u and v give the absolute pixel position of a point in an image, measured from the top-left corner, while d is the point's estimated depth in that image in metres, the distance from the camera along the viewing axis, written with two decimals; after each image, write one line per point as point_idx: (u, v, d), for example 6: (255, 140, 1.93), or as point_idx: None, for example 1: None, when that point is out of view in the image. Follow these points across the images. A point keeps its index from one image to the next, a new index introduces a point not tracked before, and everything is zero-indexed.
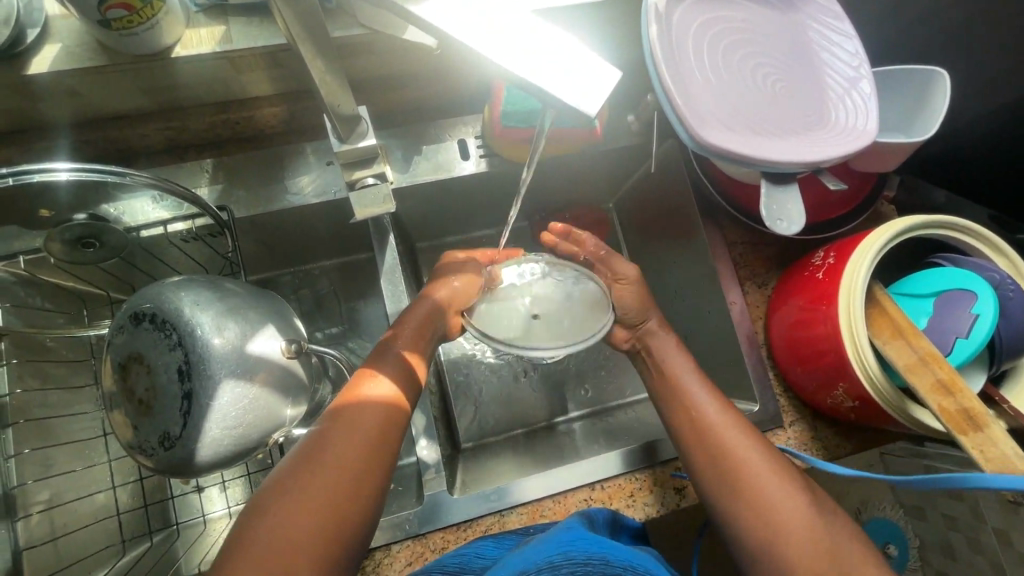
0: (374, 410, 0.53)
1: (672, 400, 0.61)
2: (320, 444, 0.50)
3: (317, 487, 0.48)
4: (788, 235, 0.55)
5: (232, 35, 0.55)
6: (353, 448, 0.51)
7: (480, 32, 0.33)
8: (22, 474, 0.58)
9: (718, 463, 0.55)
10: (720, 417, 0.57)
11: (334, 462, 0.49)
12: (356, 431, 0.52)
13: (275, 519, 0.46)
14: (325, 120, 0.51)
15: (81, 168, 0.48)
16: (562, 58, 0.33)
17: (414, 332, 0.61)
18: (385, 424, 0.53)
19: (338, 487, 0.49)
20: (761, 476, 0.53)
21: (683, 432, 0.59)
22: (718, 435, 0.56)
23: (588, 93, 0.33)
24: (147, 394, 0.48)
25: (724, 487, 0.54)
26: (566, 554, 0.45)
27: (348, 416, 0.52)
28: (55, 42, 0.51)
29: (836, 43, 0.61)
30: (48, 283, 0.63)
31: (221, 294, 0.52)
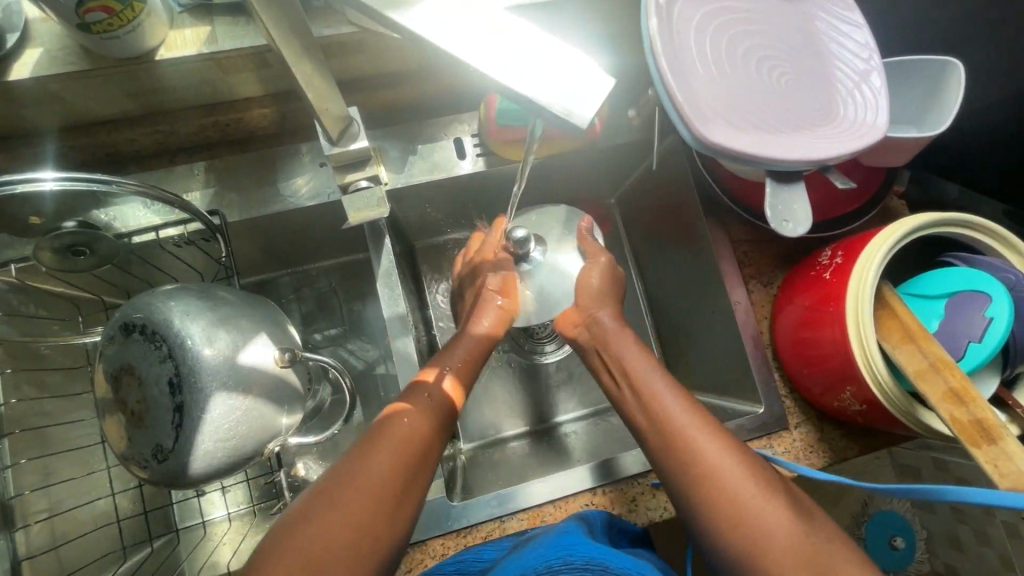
0: (401, 429, 0.52)
1: (643, 406, 0.56)
2: (341, 473, 0.48)
3: (343, 504, 0.46)
4: (794, 236, 0.53)
5: (217, 36, 0.53)
6: (373, 477, 0.48)
7: (473, 34, 0.31)
8: (20, 484, 0.58)
9: (681, 463, 0.52)
10: (684, 416, 0.54)
11: (376, 466, 0.48)
12: (375, 460, 0.49)
13: (290, 541, 0.44)
14: (315, 121, 0.50)
15: (68, 179, 0.46)
16: (556, 63, 0.32)
17: (457, 363, 0.62)
18: (412, 447, 0.51)
19: (358, 511, 0.46)
20: (730, 475, 0.50)
21: (649, 431, 0.55)
22: (690, 445, 0.52)
23: (582, 102, 0.32)
24: (139, 406, 0.48)
25: (690, 489, 0.51)
26: (565, 559, 0.44)
27: (396, 426, 0.52)
28: (36, 46, 0.50)
29: (844, 34, 0.59)
30: (42, 291, 0.62)
31: (213, 303, 0.51)
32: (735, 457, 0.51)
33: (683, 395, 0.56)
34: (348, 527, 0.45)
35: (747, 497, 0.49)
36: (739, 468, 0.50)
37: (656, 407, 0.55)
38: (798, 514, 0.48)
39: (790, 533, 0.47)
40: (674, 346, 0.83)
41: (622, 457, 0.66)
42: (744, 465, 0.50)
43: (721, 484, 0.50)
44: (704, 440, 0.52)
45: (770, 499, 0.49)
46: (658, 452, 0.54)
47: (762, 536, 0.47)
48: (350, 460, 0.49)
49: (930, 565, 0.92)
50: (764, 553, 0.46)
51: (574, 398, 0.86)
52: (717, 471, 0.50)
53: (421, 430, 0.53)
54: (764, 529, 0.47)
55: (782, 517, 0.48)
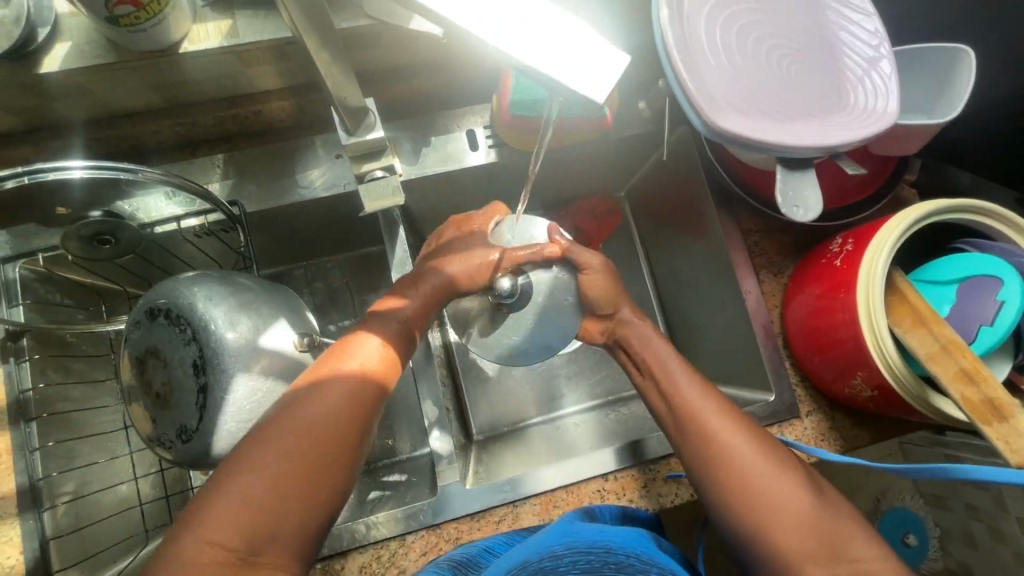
0: (345, 380, 0.51)
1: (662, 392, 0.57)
2: (277, 422, 0.48)
3: (279, 454, 0.47)
4: (804, 222, 0.54)
5: (238, 30, 0.54)
6: (310, 430, 0.48)
7: (496, 12, 0.31)
8: (48, 466, 0.59)
9: (699, 453, 0.52)
10: (703, 402, 0.54)
11: (315, 415, 0.49)
12: (314, 410, 0.49)
13: (228, 493, 0.45)
14: (333, 112, 0.51)
15: (94, 167, 0.48)
16: (572, 42, 0.33)
17: (420, 302, 0.60)
18: (355, 397, 0.51)
19: (295, 462, 0.47)
20: (748, 466, 0.51)
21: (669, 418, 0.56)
22: (704, 427, 0.53)
23: (597, 83, 0.33)
24: (164, 388, 0.49)
25: (707, 476, 0.52)
26: (569, 543, 0.47)
27: (335, 377, 0.51)
28: (66, 40, 0.51)
29: (855, 22, 0.59)
30: (68, 280, 0.64)
31: (235, 288, 0.52)
32: (753, 446, 0.52)
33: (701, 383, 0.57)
34: (291, 465, 0.47)
35: (765, 485, 0.50)
36: (757, 455, 0.51)
37: (674, 392, 0.56)
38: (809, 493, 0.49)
39: (807, 514, 0.48)
40: (683, 337, 0.84)
41: (634, 443, 0.66)
42: (765, 455, 0.51)
43: (742, 475, 0.50)
44: (727, 431, 0.52)
45: (789, 486, 0.50)
46: (678, 438, 0.55)
47: (777, 523, 0.49)
48: (286, 406, 0.49)
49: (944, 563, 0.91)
50: (775, 535, 0.48)
51: (584, 389, 0.86)
52: (738, 463, 0.51)
53: (363, 380, 0.52)
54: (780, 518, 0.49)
55: (804, 509, 0.49)
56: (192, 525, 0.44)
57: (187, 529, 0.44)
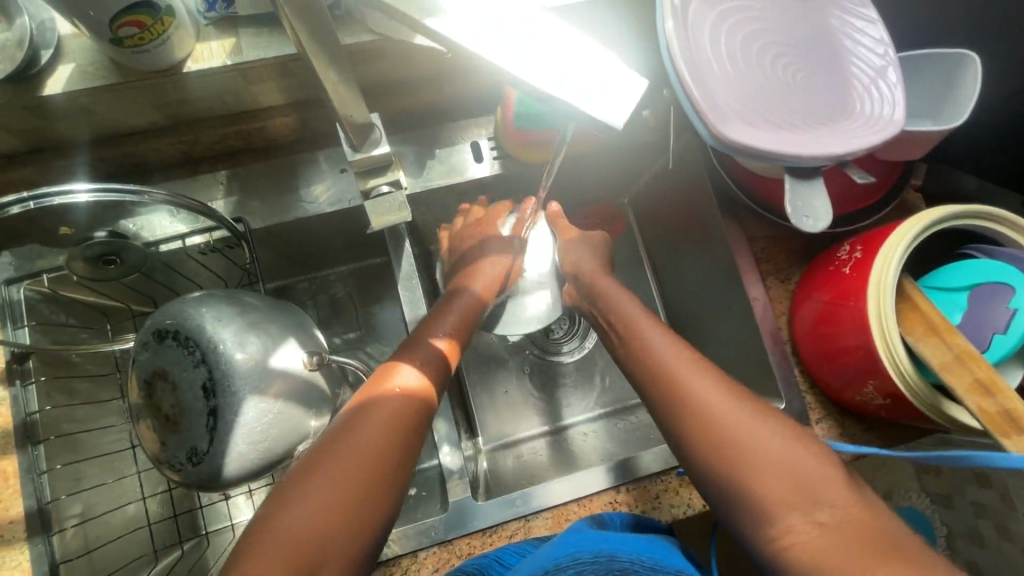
0: (392, 402, 0.52)
1: (674, 397, 0.53)
2: (333, 443, 0.48)
3: (333, 475, 0.47)
4: (814, 232, 0.53)
5: (242, 47, 0.54)
6: (367, 450, 0.48)
7: (486, 30, 0.31)
8: (56, 489, 0.59)
9: (712, 448, 0.50)
10: (721, 404, 0.51)
11: (367, 436, 0.49)
12: (369, 431, 0.49)
13: (285, 515, 0.44)
14: (338, 128, 0.51)
15: (99, 190, 0.48)
16: (575, 57, 0.32)
17: (451, 321, 0.62)
18: (405, 419, 0.51)
19: (349, 483, 0.47)
20: (722, 416, 0.51)
21: (643, 381, 0.57)
22: (728, 429, 0.50)
23: (602, 84, 0.32)
24: (173, 411, 0.48)
25: (682, 432, 0.52)
26: (573, 554, 0.46)
27: (383, 401, 0.52)
28: (69, 60, 0.51)
29: (860, 30, 0.59)
30: (72, 300, 0.64)
31: (241, 308, 0.52)
32: (728, 400, 0.52)
33: (674, 342, 0.57)
34: (344, 486, 0.46)
35: (741, 435, 0.49)
36: (733, 404, 0.51)
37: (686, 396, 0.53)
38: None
39: None
40: (690, 344, 0.83)
41: (643, 454, 0.66)
42: (743, 407, 0.51)
43: (717, 425, 0.50)
44: (701, 386, 0.53)
45: (763, 433, 0.49)
46: (654, 397, 0.55)
47: (763, 475, 0.48)
48: (344, 426, 0.50)
49: None
50: (756, 485, 0.48)
51: (590, 398, 0.86)
52: (712, 414, 0.51)
53: (411, 403, 0.53)
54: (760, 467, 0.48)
55: (786, 459, 0.48)
56: (251, 548, 0.43)
57: (245, 550, 0.43)
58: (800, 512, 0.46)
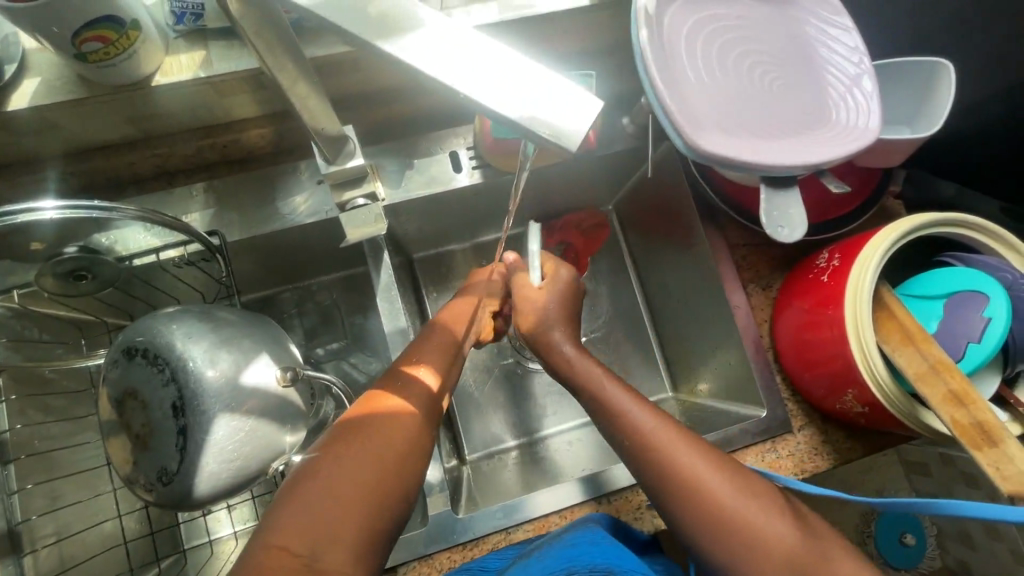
0: (391, 416, 0.52)
1: (637, 445, 0.54)
2: (340, 447, 0.48)
3: (335, 481, 0.46)
4: (790, 242, 0.53)
5: (212, 59, 0.54)
6: (369, 457, 0.48)
7: (472, 35, 0.32)
8: (27, 509, 0.59)
9: (682, 495, 0.50)
10: (683, 454, 0.52)
11: (368, 445, 0.49)
12: (377, 440, 0.49)
13: (288, 521, 0.44)
14: (311, 143, 0.50)
15: (67, 207, 0.47)
16: (526, 70, 0.31)
17: (433, 353, 0.60)
18: (408, 431, 0.51)
19: (351, 489, 0.46)
20: (723, 500, 0.49)
21: (632, 459, 0.55)
22: (693, 477, 0.50)
23: (551, 94, 0.31)
24: (144, 430, 0.48)
25: (669, 494, 0.51)
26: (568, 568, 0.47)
27: (378, 418, 0.51)
28: (34, 75, 0.50)
29: (834, 38, 0.59)
30: (45, 316, 0.63)
31: (214, 325, 0.51)
32: (727, 480, 0.50)
33: (662, 419, 0.55)
34: (347, 491, 0.46)
35: (743, 516, 0.48)
36: (733, 485, 0.50)
37: (647, 442, 0.53)
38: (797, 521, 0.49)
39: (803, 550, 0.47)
40: (674, 351, 0.83)
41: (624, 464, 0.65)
42: (743, 487, 0.50)
43: (719, 510, 0.49)
44: (660, 434, 0.54)
45: (766, 514, 0.48)
46: (646, 477, 0.53)
47: (747, 532, 0.48)
48: (344, 435, 0.50)
49: (942, 560, 0.99)
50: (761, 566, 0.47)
51: (576, 406, 0.86)
52: (711, 496, 0.49)
53: (410, 419, 0.53)
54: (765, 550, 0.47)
55: (768, 517, 0.48)
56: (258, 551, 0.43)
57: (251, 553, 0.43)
58: (768, 551, 0.47)
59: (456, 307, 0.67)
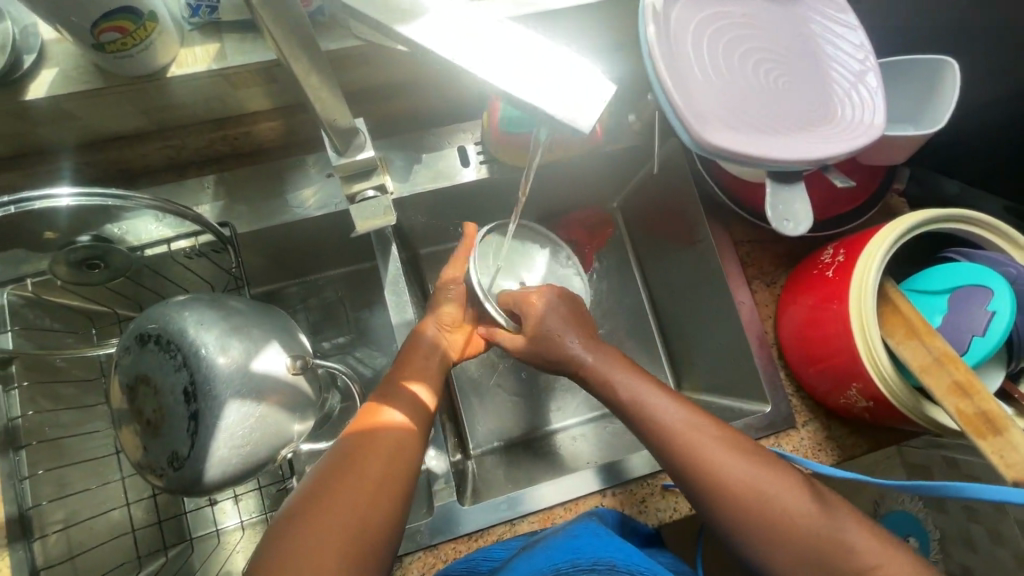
0: (383, 435, 0.53)
1: (657, 432, 0.55)
2: (322, 487, 0.48)
3: (330, 507, 0.47)
4: (795, 235, 0.54)
5: (226, 52, 0.54)
6: (363, 481, 0.49)
7: (483, 25, 0.32)
8: (38, 495, 0.59)
9: (708, 481, 0.52)
10: (708, 441, 0.53)
11: (362, 469, 0.50)
12: (360, 471, 0.50)
13: (286, 549, 0.45)
14: (322, 134, 0.51)
15: (83, 194, 0.48)
16: (541, 54, 0.33)
17: (420, 366, 0.61)
18: (401, 451, 0.52)
19: (346, 515, 0.47)
20: (758, 491, 0.50)
21: (657, 451, 0.55)
22: (717, 462, 0.52)
23: (566, 77, 0.32)
24: (155, 415, 0.48)
25: (694, 482, 0.52)
26: (573, 562, 0.47)
27: (370, 438, 0.52)
28: (53, 66, 0.51)
29: (840, 36, 0.60)
30: (58, 305, 0.64)
31: (226, 312, 0.52)
32: (763, 469, 0.51)
33: (691, 413, 0.56)
34: (342, 521, 0.47)
35: (777, 508, 0.50)
36: (767, 476, 0.51)
37: (669, 431, 0.55)
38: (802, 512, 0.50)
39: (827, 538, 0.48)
40: (678, 347, 0.84)
41: (629, 458, 0.66)
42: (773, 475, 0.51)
43: (753, 502, 0.50)
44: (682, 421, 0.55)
45: (800, 504, 0.49)
46: (672, 467, 0.54)
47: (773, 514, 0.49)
48: (340, 459, 0.51)
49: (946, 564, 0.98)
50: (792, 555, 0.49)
51: (580, 403, 0.86)
52: (745, 487, 0.51)
53: (404, 436, 0.53)
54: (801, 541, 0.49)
55: (796, 500, 0.50)
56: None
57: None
58: (795, 532, 0.49)
59: (431, 331, 0.65)
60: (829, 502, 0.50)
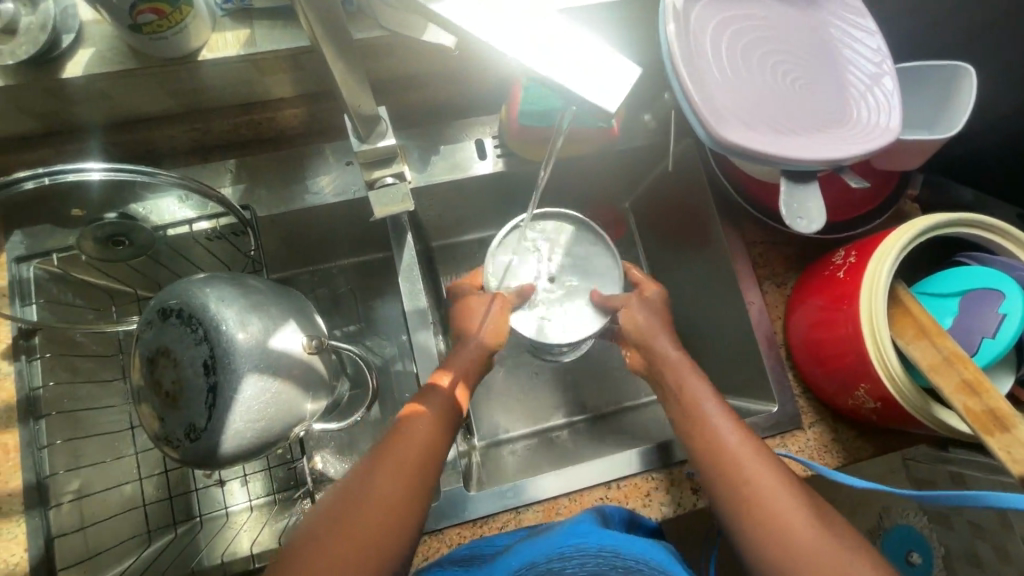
0: (416, 425, 0.55)
1: (694, 426, 0.58)
2: (363, 476, 0.51)
3: (369, 493, 0.50)
4: (808, 233, 0.54)
5: (255, 39, 0.56)
6: (398, 468, 0.52)
7: (513, 7, 0.34)
8: (54, 464, 0.60)
9: (728, 483, 0.53)
10: (736, 441, 0.55)
11: (397, 457, 0.52)
12: (392, 470, 0.51)
13: (328, 532, 0.47)
14: (346, 119, 0.52)
15: (112, 169, 0.49)
16: (569, 39, 0.34)
17: (464, 365, 0.63)
18: (431, 440, 0.55)
19: (382, 500, 0.50)
20: (782, 510, 0.51)
21: (693, 447, 0.57)
22: (739, 463, 0.54)
23: (593, 63, 0.34)
24: (174, 387, 0.49)
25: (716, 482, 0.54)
26: (578, 546, 0.48)
27: (406, 429, 0.55)
28: (89, 46, 0.53)
29: (857, 39, 0.60)
30: (80, 280, 0.65)
31: (244, 291, 0.53)
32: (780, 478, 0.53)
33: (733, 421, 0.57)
34: (379, 506, 0.49)
35: (780, 517, 0.50)
36: (775, 485, 0.52)
37: (706, 428, 0.57)
38: (803, 514, 0.50)
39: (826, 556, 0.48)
40: (686, 347, 0.84)
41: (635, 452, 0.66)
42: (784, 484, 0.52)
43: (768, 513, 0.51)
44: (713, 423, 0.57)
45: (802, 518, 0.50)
46: (702, 466, 0.56)
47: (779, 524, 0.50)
48: (379, 449, 0.53)
49: None
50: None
51: (586, 399, 0.87)
52: (772, 507, 0.51)
53: (435, 427, 0.56)
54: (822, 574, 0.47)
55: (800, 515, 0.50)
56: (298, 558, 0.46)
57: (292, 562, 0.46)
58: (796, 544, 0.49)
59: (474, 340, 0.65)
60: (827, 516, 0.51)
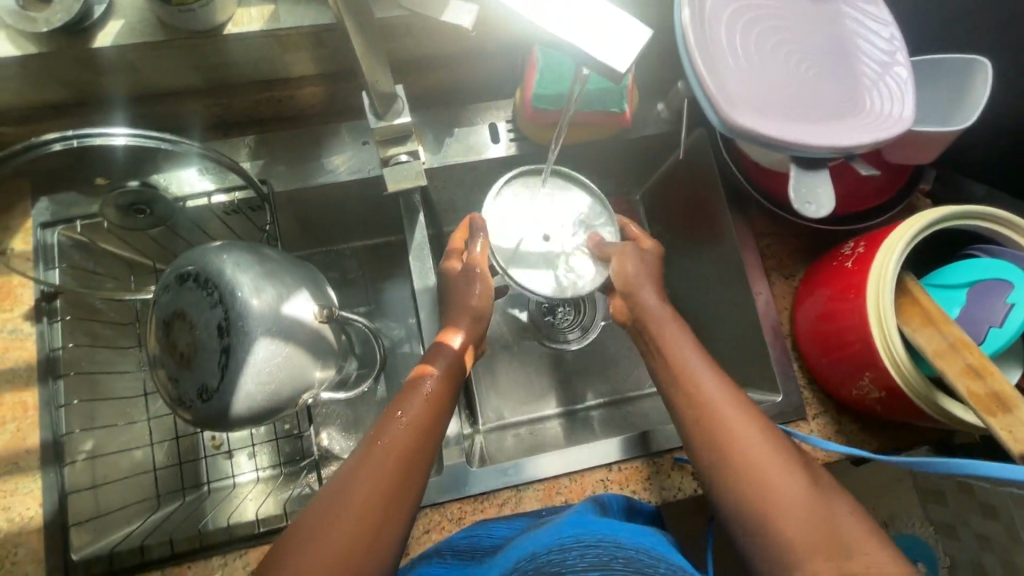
0: (423, 390, 0.56)
1: (682, 393, 0.56)
2: (374, 436, 0.52)
3: (381, 451, 0.51)
4: (816, 219, 0.54)
5: (279, 15, 0.58)
6: (408, 429, 0.53)
7: None
8: (70, 423, 0.62)
9: (721, 457, 0.51)
10: (728, 411, 0.53)
11: (406, 419, 0.54)
12: (401, 431, 0.53)
13: (342, 489, 0.49)
14: (365, 95, 0.54)
15: (138, 134, 0.49)
16: (583, 4, 0.35)
17: (464, 324, 0.63)
18: (437, 404, 0.56)
19: (393, 458, 0.51)
20: (779, 484, 0.48)
21: (684, 415, 0.55)
22: (731, 436, 0.52)
23: (604, 30, 0.35)
24: (188, 349, 0.51)
25: (705, 452, 0.52)
26: (578, 537, 0.46)
27: (415, 393, 0.56)
28: (119, 18, 0.55)
29: (872, 30, 0.61)
30: (102, 250, 0.67)
31: (260, 259, 0.54)
32: (777, 455, 0.50)
33: (727, 386, 0.55)
34: (390, 464, 0.50)
35: (776, 490, 0.48)
36: (773, 459, 0.50)
37: (700, 395, 0.55)
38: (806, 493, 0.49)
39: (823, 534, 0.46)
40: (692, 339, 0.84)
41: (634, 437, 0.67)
42: (783, 459, 0.50)
43: (762, 487, 0.49)
44: (706, 391, 0.55)
45: (798, 489, 0.48)
46: (693, 435, 0.54)
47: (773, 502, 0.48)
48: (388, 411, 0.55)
49: None
50: (796, 543, 0.46)
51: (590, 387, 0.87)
52: (772, 488, 0.48)
53: (442, 392, 0.57)
54: (804, 531, 0.46)
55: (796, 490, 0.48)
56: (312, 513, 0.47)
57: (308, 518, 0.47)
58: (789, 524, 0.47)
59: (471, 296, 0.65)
60: (826, 489, 0.49)
